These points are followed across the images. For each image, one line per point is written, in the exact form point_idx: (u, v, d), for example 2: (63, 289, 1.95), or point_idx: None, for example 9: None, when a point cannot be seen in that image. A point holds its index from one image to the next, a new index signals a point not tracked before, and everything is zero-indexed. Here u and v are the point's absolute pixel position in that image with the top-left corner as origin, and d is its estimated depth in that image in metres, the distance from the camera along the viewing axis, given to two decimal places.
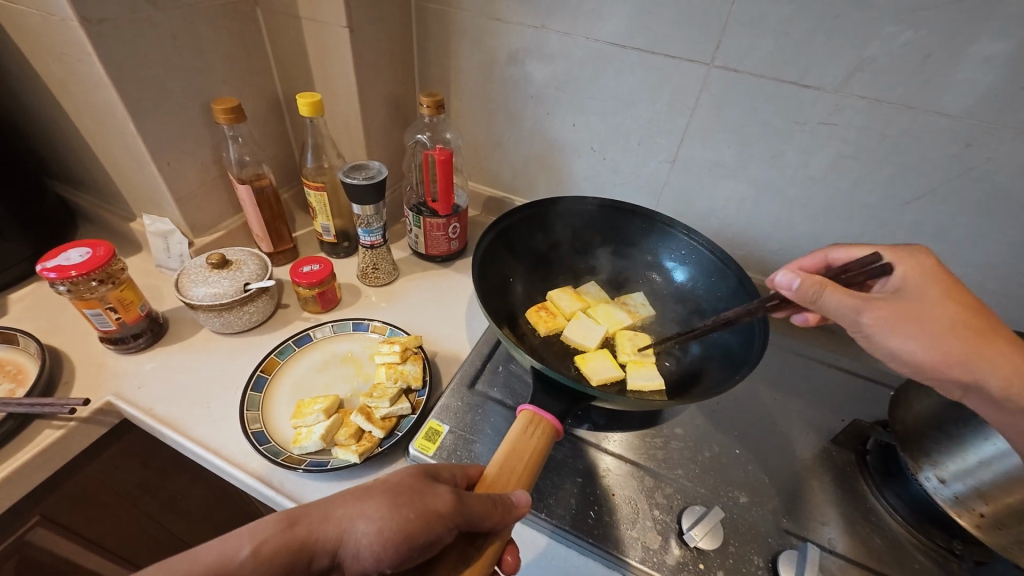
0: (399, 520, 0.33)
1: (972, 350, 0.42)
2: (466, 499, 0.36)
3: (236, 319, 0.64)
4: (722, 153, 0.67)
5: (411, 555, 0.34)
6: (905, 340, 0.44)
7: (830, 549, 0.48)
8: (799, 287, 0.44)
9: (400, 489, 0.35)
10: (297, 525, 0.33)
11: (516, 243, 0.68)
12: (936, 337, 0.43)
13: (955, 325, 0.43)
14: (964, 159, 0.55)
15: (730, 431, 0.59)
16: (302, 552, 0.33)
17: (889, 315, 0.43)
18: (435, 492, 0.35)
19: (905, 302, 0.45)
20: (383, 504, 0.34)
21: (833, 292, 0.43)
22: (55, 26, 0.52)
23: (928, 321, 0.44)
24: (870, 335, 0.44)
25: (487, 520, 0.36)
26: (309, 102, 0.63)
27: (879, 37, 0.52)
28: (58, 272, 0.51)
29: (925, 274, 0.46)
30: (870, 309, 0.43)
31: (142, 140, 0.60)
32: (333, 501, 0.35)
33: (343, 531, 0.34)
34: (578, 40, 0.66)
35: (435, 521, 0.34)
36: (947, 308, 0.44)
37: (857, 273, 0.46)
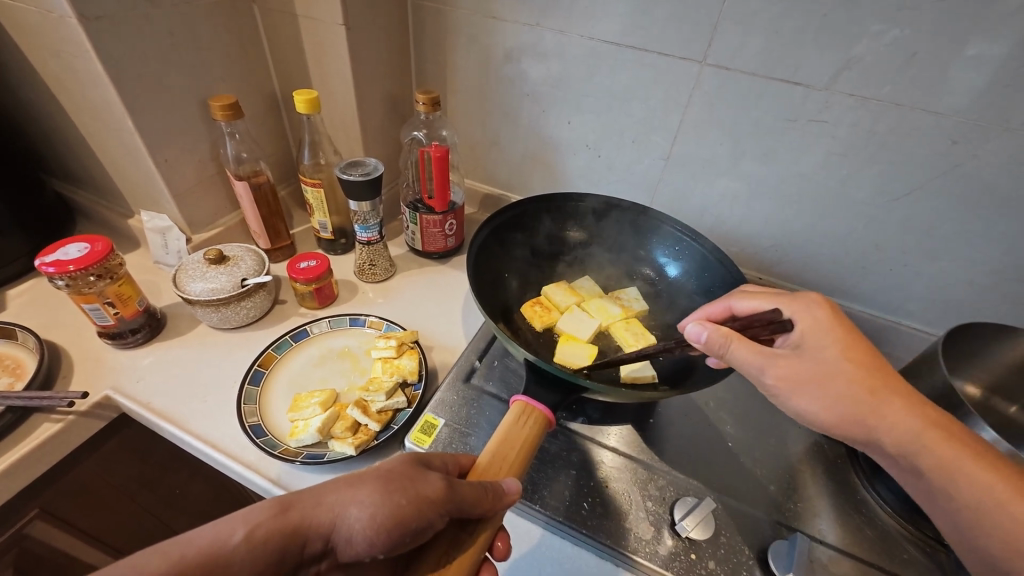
0: (392, 506, 0.34)
1: (871, 411, 0.42)
2: (458, 487, 0.36)
3: (234, 314, 0.64)
4: (716, 151, 0.68)
5: (402, 540, 0.35)
6: (806, 400, 0.44)
7: (821, 540, 0.49)
8: (707, 339, 0.45)
9: (393, 476, 0.36)
10: (291, 510, 0.34)
11: (512, 239, 0.69)
12: (838, 398, 0.43)
13: (852, 386, 0.43)
14: (954, 156, 0.56)
15: (721, 424, 0.60)
16: (294, 536, 0.33)
17: (788, 374, 0.44)
18: (428, 479, 0.36)
19: (802, 357, 0.45)
20: (376, 490, 0.35)
21: (737, 346, 0.44)
22: (53, 23, 0.53)
23: (824, 380, 0.43)
24: (775, 393, 0.45)
25: (478, 506, 0.37)
26: (305, 99, 0.64)
27: (868, 35, 0.53)
28: (56, 267, 0.51)
29: (824, 327, 0.45)
30: (771, 367, 0.44)
31: (139, 137, 0.61)
32: (326, 487, 0.35)
33: (335, 516, 0.34)
34: (572, 38, 0.67)
35: (427, 507, 0.35)
36: (841, 363, 0.44)
37: (761, 327, 0.46)
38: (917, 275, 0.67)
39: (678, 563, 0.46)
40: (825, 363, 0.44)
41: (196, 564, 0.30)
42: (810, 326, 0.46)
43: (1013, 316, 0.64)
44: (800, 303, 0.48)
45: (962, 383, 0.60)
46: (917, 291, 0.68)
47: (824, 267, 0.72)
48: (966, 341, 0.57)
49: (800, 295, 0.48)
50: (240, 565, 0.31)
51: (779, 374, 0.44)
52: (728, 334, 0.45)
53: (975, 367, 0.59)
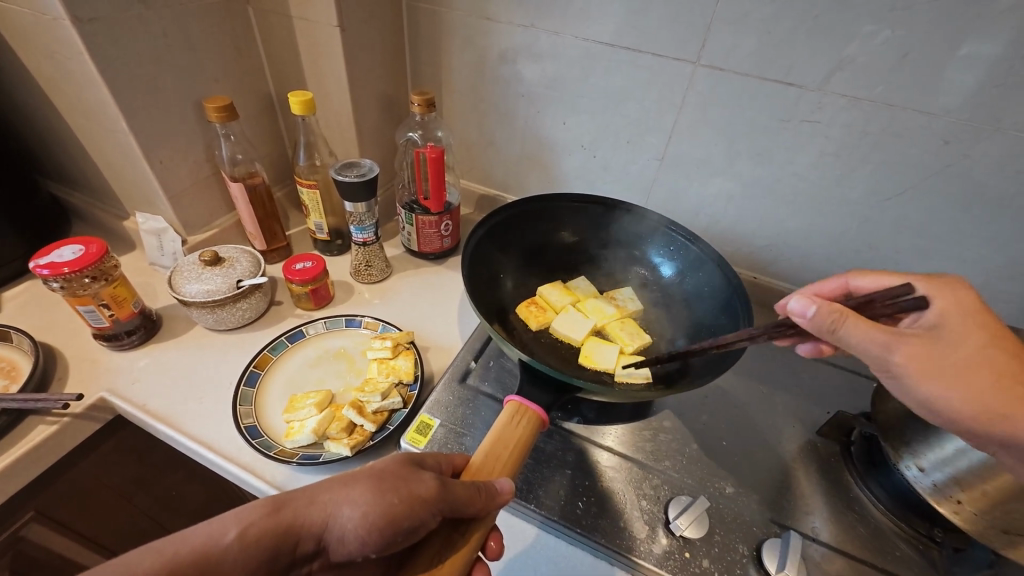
0: (385, 505, 0.34)
1: (1012, 405, 0.40)
2: (451, 486, 0.36)
3: (229, 316, 0.64)
4: (710, 151, 0.68)
5: (394, 539, 0.35)
6: (935, 386, 0.42)
7: (814, 538, 0.49)
8: (815, 315, 0.42)
9: (386, 475, 0.36)
10: (283, 509, 0.34)
11: (507, 239, 0.69)
12: (973, 387, 0.41)
13: (993, 378, 0.41)
14: (945, 156, 0.56)
15: (716, 424, 0.60)
16: (287, 535, 0.34)
17: (917, 357, 0.42)
18: (420, 478, 0.36)
19: (936, 343, 0.42)
20: (368, 490, 0.35)
21: (857, 325, 0.42)
22: (47, 25, 0.53)
23: (961, 368, 0.42)
24: (897, 375, 0.43)
25: (471, 506, 0.37)
26: (300, 101, 0.64)
27: (860, 35, 0.53)
28: (50, 269, 0.51)
29: (960, 313, 0.44)
30: (899, 346, 0.42)
31: (134, 139, 0.61)
32: (320, 487, 0.36)
33: (329, 515, 0.35)
34: (567, 39, 0.67)
35: (419, 506, 0.35)
36: (981, 351, 0.42)
37: (885, 305, 0.43)
38: (910, 274, 0.67)
39: (671, 561, 0.46)
40: (963, 348, 0.42)
41: (189, 563, 0.30)
42: (946, 309, 0.44)
43: (1005, 314, 0.65)
44: (939, 282, 0.45)
45: None
46: None
47: (818, 266, 0.72)
48: None
49: (936, 276, 0.46)
50: (232, 563, 0.31)
51: (904, 355, 0.42)
52: (844, 311, 0.42)
53: None
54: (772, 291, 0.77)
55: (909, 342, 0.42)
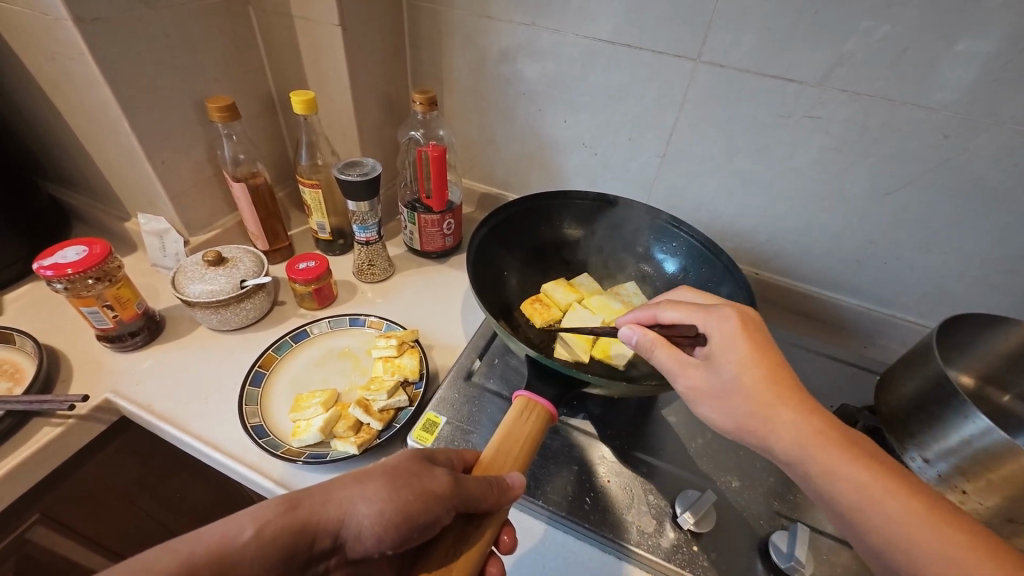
0: (399, 502, 0.34)
1: (758, 421, 0.42)
2: (464, 481, 0.37)
3: (233, 316, 0.64)
4: (712, 147, 0.69)
5: (410, 535, 0.35)
6: (709, 407, 0.44)
7: (821, 530, 0.50)
8: (637, 343, 0.47)
9: (400, 472, 0.36)
10: (298, 507, 0.34)
11: (509, 237, 0.69)
12: (736, 410, 0.42)
13: (752, 398, 0.42)
14: (945, 149, 0.57)
15: None
16: (304, 532, 0.33)
17: (694, 384, 0.44)
18: (434, 474, 0.36)
19: (709, 372, 0.44)
20: (383, 487, 0.35)
21: (660, 352, 0.46)
22: (48, 26, 0.53)
23: (728, 393, 0.43)
24: (683, 399, 0.45)
25: (486, 502, 0.37)
26: (302, 100, 0.64)
27: (860, 31, 0.53)
28: (54, 270, 0.51)
29: (734, 342, 0.44)
30: (682, 375, 0.45)
31: (136, 139, 0.61)
32: (333, 485, 0.36)
33: (343, 512, 0.35)
34: (567, 37, 0.67)
35: (433, 502, 0.35)
36: (739, 378, 0.42)
37: (683, 338, 0.47)
38: (910, 268, 0.68)
39: (679, 555, 0.46)
40: (730, 378, 0.43)
41: (206, 562, 0.30)
42: (721, 337, 0.44)
43: (1004, 306, 0.65)
44: (714, 315, 0.46)
45: (957, 373, 0.62)
46: (910, 285, 0.69)
47: (820, 261, 0.73)
48: (960, 332, 0.58)
49: (716, 307, 0.46)
50: (249, 562, 0.31)
51: (685, 381, 0.44)
52: (652, 338, 0.46)
53: (967, 358, 0.60)
54: (775, 286, 0.77)
55: (684, 370, 0.44)
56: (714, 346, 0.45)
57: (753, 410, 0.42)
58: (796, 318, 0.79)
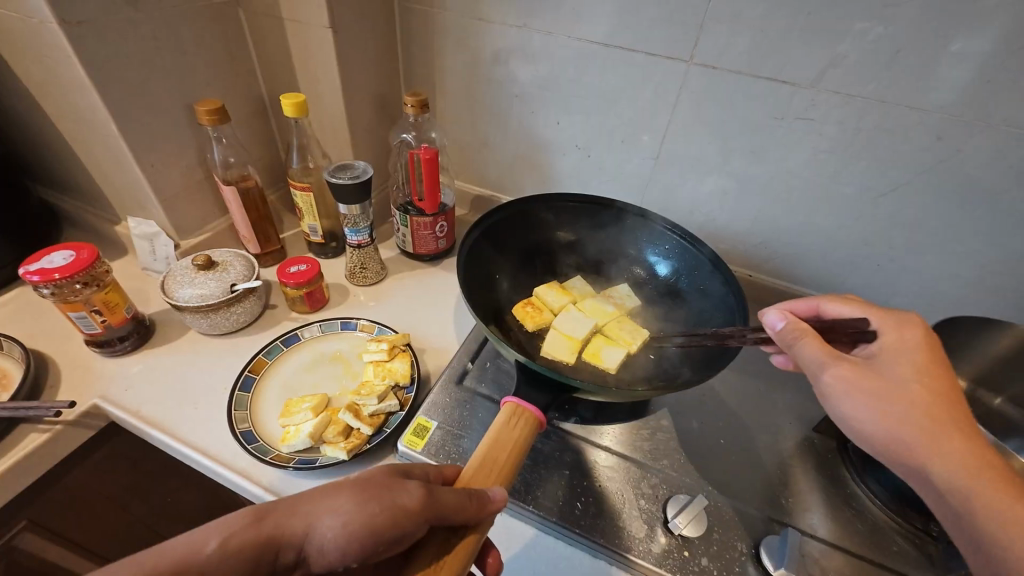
0: (367, 515, 0.34)
1: (925, 435, 0.40)
2: (436, 494, 0.36)
3: (224, 320, 0.64)
4: (705, 148, 0.68)
5: (374, 548, 0.34)
6: (862, 407, 0.43)
7: (812, 534, 0.49)
8: (781, 328, 0.46)
9: (369, 485, 0.36)
10: (265, 520, 0.34)
11: (502, 239, 0.69)
12: (909, 418, 0.41)
13: (919, 406, 0.41)
14: (937, 151, 0.57)
15: (713, 421, 0.60)
16: (268, 545, 0.33)
17: (849, 378, 0.43)
18: (404, 487, 0.36)
19: (875, 373, 0.43)
20: (351, 499, 0.35)
21: (809, 343, 0.45)
22: (35, 28, 0.52)
23: (893, 393, 0.42)
24: (822, 395, 0.44)
25: (458, 515, 0.36)
26: (293, 103, 0.63)
27: (852, 33, 0.53)
28: (41, 275, 0.51)
29: (909, 349, 0.44)
30: (833, 366, 0.44)
31: (125, 143, 0.60)
32: (301, 497, 0.35)
33: (310, 525, 0.34)
34: (560, 39, 0.67)
35: (402, 516, 0.35)
36: (912, 383, 0.42)
37: (841, 333, 0.47)
38: (903, 270, 0.68)
39: (670, 560, 0.46)
40: (897, 378, 0.43)
41: (167, 573, 0.30)
42: (899, 344, 0.45)
43: (995, 308, 0.65)
44: (893, 318, 0.46)
45: None
46: (903, 286, 0.69)
47: (812, 263, 0.73)
48: (952, 335, 0.58)
49: (897, 313, 0.47)
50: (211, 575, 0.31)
51: (837, 376, 0.43)
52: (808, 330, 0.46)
53: (958, 360, 0.60)
54: (768, 288, 0.77)
55: (840, 361, 0.44)
56: (878, 349, 0.45)
57: (915, 428, 0.41)
58: None
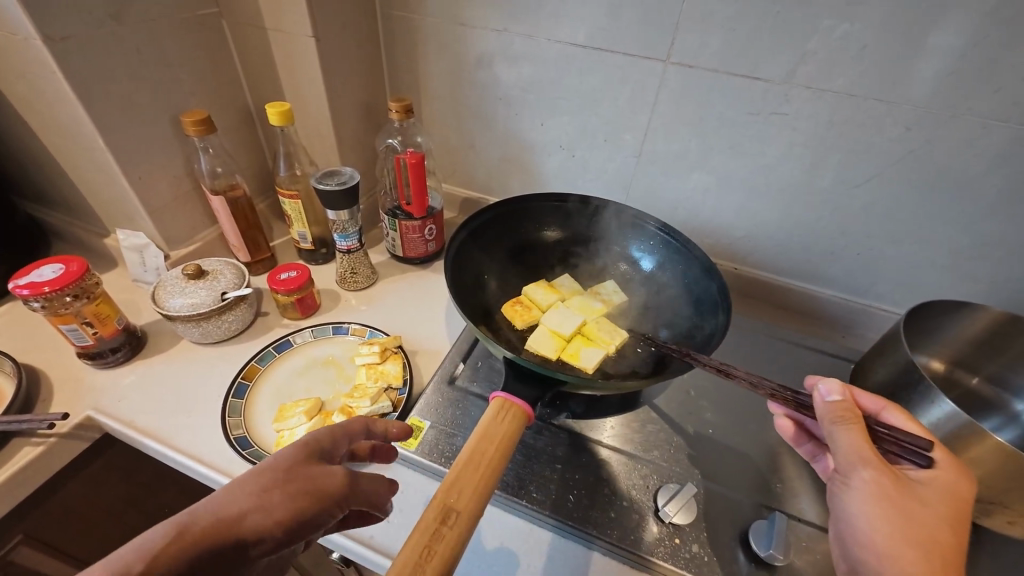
0: (298, 504, 0.36)
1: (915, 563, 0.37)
2: (355, 478, 0.40)
3: (215, 329, 0.64)
4: (686, 146, 0.70)
5: (302, 529, 0.36)
6: (870, 510, 0.40)
7: (800, 518, 0.51)
8: (831, 401, 0.44)
9: (292, 478, 0.37)
10: (191, 531, 0.32)
11: (488, 241, 0.70)
12: (906, 540, 0.38)
13: (925, 540, 0.38)
14: (907, 142, 0.59)
15: (702, 411, 0.61)
16: (206, 551, 0.32)
17: (879, 487, 0.40)
18: (326, 474, 0.39)
19: (909, 493, 0.40)
20: (280, 493, 0.36)
21: (850, 431, 0.42)
22: (18, 45, 0.53)
23: (905, 517, 0.39)
24: (840, 481, 0.42)
25: (376, 497, 0.42)
26: (278, 111, 0.64)
27: (820, 30, 0.55)
28: (30, 288, 0.51)
29: (945, 495, 0.41)
30: (868, 468, 0.40)
31: (112, 155, 0.61)
32: (224, 501, 0.34)
33: (238, 520, 0.34)
34: (541, 42, 0.68)
35: (330, 500, 0.38)
36: (935, 525, 0.39)
37: (893, 440, 0.43)
38: (882, 258, 0.69)
39: (661, 548, 0.47)
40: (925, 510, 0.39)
41: None
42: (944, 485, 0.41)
43: (972, 292, 0.67)
44: (955, 462, 0.42)
45: (928, 360, 0.63)
46: (883, 274, 0.71)
47: (795, 254, 0.74)
48: (929, 319, 0.59)
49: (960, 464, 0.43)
50: None
51: (868, 478, 0.40)
52: (859, 418, 0.43)
53: (937, 343, 0.62)
54: (752, 280, 0.79)
55: (876, 468, 0.41)
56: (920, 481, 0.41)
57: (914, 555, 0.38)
58: (776, 310, 0.80)
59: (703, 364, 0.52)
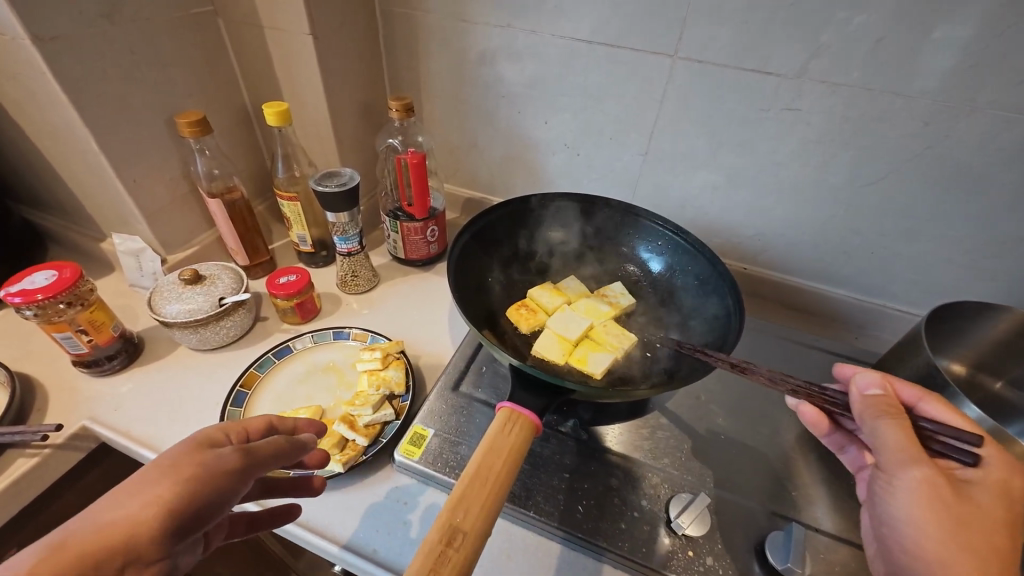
0: (188, 489, 0.32)
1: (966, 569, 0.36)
2: (254, 450, 0.36)
3: (213, 335, 0.63)
4: (694, 143, 0.68)
5: (203, 516, 0.32)
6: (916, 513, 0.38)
7: (817, 528, 0.49)
8: (869, 394, 0.43)
9: (178, 465, 0.33)
10: (67, 547, 0.28)
11: (492, 242, 0.68)
12: (957, 546, 0.36)
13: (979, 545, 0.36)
14: (924, 138, 0.57)
15: (714, 417, 0.59)
16: (81, 573, 0.27)
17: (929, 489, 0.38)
18: (219, 453, 0.34)
19: (961, 494, 0.38)
20: (165, 484, 0.31)
21: (891, 425, 0.40)
22: (7, 45, 0.51)
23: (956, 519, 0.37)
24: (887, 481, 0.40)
25: (284, 456, 0.38)
26: (276, 111, 0.62)
27: (834, 22, 0.53)
28: (22, 297, 0.50)
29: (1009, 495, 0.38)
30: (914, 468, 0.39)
31: (106, 158, 0.59)
32: (99, 511, 0.30)
33: (121, 523, 0.29)
34: (544, 37, 0.67)
35: (229, 477, 0.34)
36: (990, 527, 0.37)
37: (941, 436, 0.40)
38: (896, 257, 0.67)
39: (675, 561, 0.46)
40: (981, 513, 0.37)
41: None
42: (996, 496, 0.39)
43: (991, 292, 0.65)
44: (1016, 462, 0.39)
45: (947, 362, 0.61)
46: (897, 273, 0.69)
47: (807, 253, 0.72)
48: (949, 321, 0.57)
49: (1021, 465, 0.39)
50: None
51: (917, 478, 0.39)
52: (901, 412, 0.42)
53: (956, 346, 0.60)
54: (762, 280, 0.77)
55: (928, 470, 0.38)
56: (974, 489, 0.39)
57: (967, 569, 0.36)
58: (786, 311, 0.78)
59: (718, 361, 0.50)
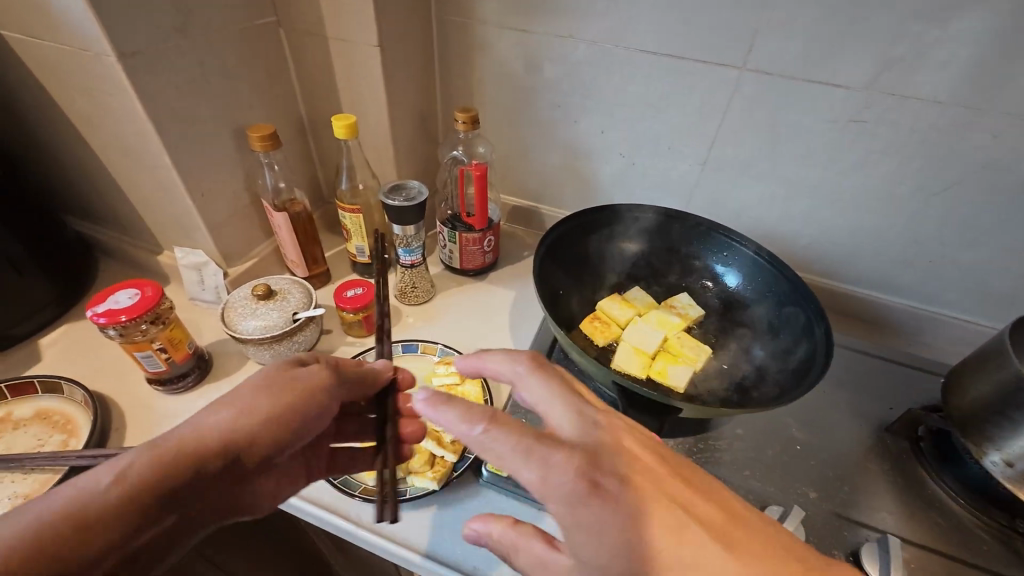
0: (287, 398, 0.41)
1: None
2: (338, 370, 0.45)
3: (285, 350, 0.62)
4: (755, 153, 0.69)
5: (302, 427, 0.41)
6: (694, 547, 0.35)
7: (886, 530, 0.52)
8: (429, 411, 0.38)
9: (273, 380, 0.41)
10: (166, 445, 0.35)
11: (564, 256, 0.68)
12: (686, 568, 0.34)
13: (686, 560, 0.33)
14: (994, 151, 0.58)
15: (787, 428, 0.61)
16: (183, 464, 0.35)
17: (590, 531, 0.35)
18: (308, 373, 0.43)
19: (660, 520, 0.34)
20: (264, 394, 0.40)
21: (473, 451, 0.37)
22: (85, 61, 0.50)
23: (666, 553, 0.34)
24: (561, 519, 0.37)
25: (360, 383, 0.46)
26: (345, 124, 0.62)
27: (909, 37, 0.54)
28: (108, 317, 0.49)
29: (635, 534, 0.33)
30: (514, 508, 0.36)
31: (177, 173, 0.59)
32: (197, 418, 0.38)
33: (231, 420, 0.38)
34: (606, 47, 0.67)
35: (318, 393, 0.42)
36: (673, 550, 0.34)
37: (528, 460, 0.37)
38: (955, 266, 0.68)
39: None
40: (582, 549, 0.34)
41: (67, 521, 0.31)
42: None
43: None
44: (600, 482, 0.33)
45: None
46: (955, 282, 0.70)
47: (864, 262, 0.73)
48: None
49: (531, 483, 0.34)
50: (111, 510, 0.32)
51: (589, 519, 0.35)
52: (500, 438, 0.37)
53: None
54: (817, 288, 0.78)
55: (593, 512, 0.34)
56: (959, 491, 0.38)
57: None
58: (840, 318, 0.79)
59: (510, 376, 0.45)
